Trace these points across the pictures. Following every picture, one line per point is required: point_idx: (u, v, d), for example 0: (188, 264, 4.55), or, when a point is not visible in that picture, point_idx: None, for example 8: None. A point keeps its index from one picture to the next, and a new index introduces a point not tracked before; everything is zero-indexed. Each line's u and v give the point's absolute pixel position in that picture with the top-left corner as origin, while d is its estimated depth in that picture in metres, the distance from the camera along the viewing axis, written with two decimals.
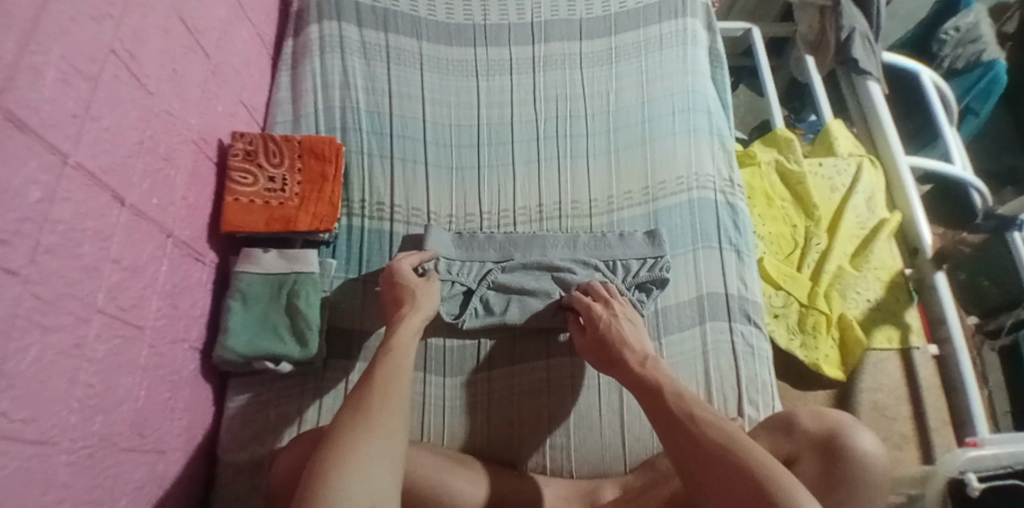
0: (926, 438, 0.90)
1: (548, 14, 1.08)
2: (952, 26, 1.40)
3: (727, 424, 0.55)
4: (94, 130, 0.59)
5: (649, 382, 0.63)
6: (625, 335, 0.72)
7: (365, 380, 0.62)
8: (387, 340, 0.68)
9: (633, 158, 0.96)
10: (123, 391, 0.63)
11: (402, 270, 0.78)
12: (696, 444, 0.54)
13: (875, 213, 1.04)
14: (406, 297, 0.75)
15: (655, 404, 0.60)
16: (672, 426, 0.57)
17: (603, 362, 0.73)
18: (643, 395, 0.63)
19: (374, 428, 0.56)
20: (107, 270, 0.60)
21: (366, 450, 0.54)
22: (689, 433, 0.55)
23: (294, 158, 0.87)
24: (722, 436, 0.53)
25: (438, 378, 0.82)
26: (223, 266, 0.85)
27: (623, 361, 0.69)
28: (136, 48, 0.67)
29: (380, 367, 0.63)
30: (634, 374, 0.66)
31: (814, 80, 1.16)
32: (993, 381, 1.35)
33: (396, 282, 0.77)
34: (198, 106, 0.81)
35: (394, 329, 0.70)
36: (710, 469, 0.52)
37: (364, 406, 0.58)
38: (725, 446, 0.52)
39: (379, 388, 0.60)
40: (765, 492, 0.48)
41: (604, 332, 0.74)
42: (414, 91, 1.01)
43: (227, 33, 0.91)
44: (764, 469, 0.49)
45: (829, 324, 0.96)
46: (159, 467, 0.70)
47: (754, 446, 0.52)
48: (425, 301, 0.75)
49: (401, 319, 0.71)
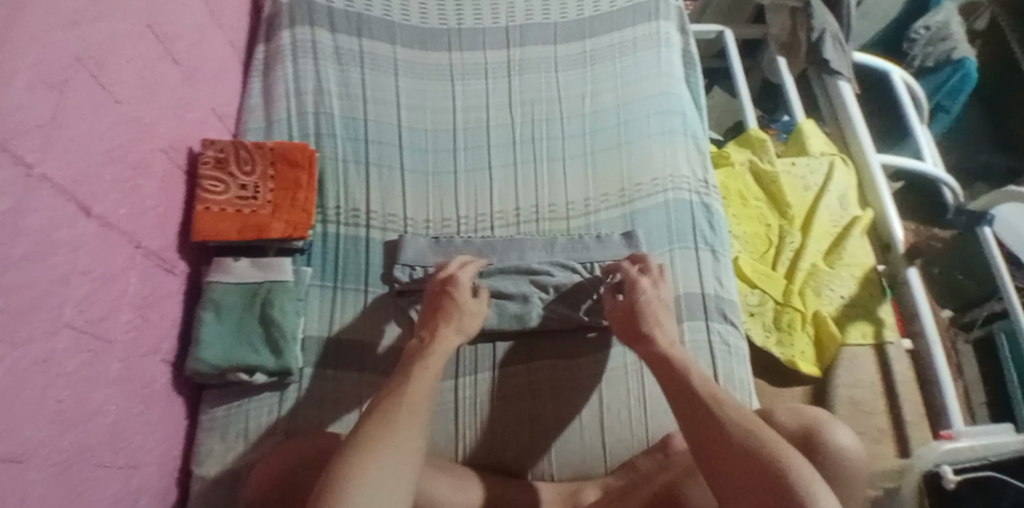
0: (903, 432, 0.91)
1: (523, 17, 1.08)
2: (923, 25, 1.43)
3: (756, 421, 0.54)
4: (61, 140, 0.57)
5: (681, 364, 0.63)
6: (657, 320, 0.71)
7: (395, 389, 0.59)
8: (422, 352, 0.66)
9: (610, 160, 0.96)
10: (94, 406, 0.62)
11: (459, 282, 0.77)
12: (723, 431, 0.52)
13: (848, 210, 1.06)
14: (454, 313, 0.72)
15: (685, 386, 0.59)
16: (698, 408, 0.56)
17: (629, 333, 0.71)
18: (674, 371, 0.62)
19: (399, 436, 0.53)
20: (75, 281, 0.59)
21: (388, 456, 0.51)
22: (714, 414, 0.54)
23: (266, 165, 0.85)
24: (751, 431, 0.52)
25: (455, 381, 0.82)
26: (195, 276, 0.84)
27: (652, 337, 0.68)
28: (104, 55, 0.66)
29: (413, 379, 0.61)
30: (666, 351, 0.65)
31: (786, 81, 1.18)
32: (970, 375, 1.38)
33: (445, 292, 0.75)
34: (168, 114, 0.79)
35: (430, 343, 0.67)
36: (733, 453, 0.50)
37: (391, 416, 0.55)
38: (754, 438, 0.51)
39: (406, 400, 0.57)
40: (789, 494, 0.46)
41: (641, 305, 0.72)
42: (389, 95, 1.01)
43: (197, 40, 0.89)
44: (794, 470, 0.47)
45: (804, 321, 0.97)
46: (133, 482, 0.68)
47: (787, 449, 0.50)
48: (465, 325, 0.72)
49: (439, 334, 0.69)
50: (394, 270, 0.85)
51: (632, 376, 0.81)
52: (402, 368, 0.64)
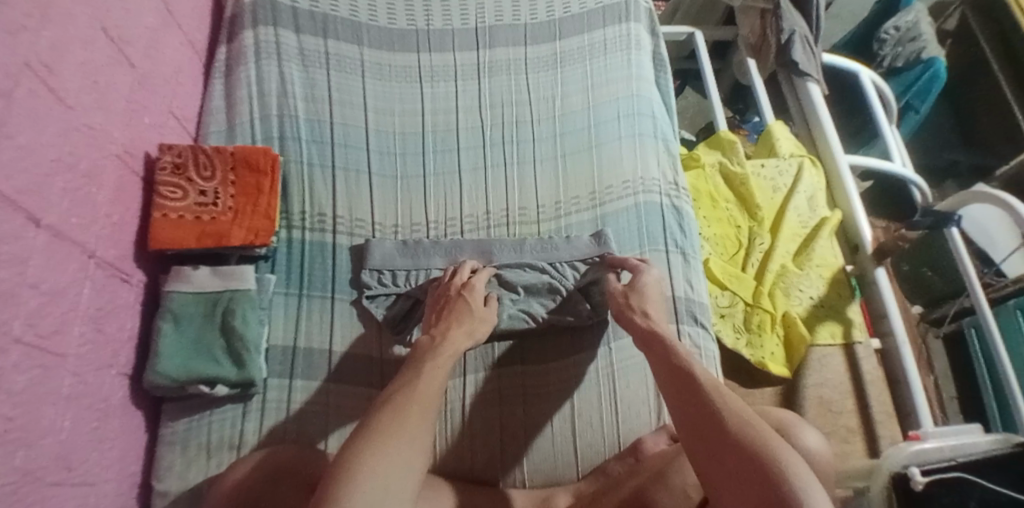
0: (872, 431, 0.93)
1: (493, 18, 1.07)
2: (892, 26, 1.46)
3: (756, 417, 0.53)
4: (9, 149, 0.55)
5: (684, 356, 0.62)
6: (656, 313, 0.73)
7: (405, 386, 0.59)
8: (434, 350, 0.65)
9: (580, 163, 0.96)
10: (46, 424, 0.59)
11: (474, 289, 0.76)
12: (719, 424, 0.52)
13: (816, 211, 1.07)
14: (465, 312, 0.72)
15: (687, 376, 0.59)
16: (698, 396, 0.56)
17: (629, 323, 0.72)
18: (676, 361, 0.62)
19: (408, 433, 0.52)
20: (23, 295, 0.56)
21: (401, 450, 0.50)
22: (711, 406, 0.54)
23: (227, 170, 0.83)
24: (747, 424, 0.51)
25: (462, 381, 0.81)
26: (153, 285, 0.82)
27: (653, 328, 0.69)
28: (54, 60, 0.63)
29: (425, 375, 0.60)
30: (669, 341, 0.65)
31: (756, 83, 1.18)
32: (940, 369, 1.41)
33: (460, 295, 0.75)
34: (123, 119, 0.77)
35: (440, 341, 0.66)
36: (725, 445, 0.50)
37: (403, 410, 0.55)
38: (749, 432, 0.50)
39: (417, 396, 0.57)
40: (778, 491, 0.44)
41: (637, 301, 0.74)
42: (356, 98, 0.99)
43: (153, 42, 0.87)
44: (787, 465, 0.46)
45: (774, 322, 0.98)
46: (90, 500, 0.65)
47: (783, 445, 0.49)
48: (476, 329, 0.71)
49: (449, 333, 0.68)
50: (362, 275, 0.84)
51: (603, 381, 0.81)
52: (412, 364, 0.63)
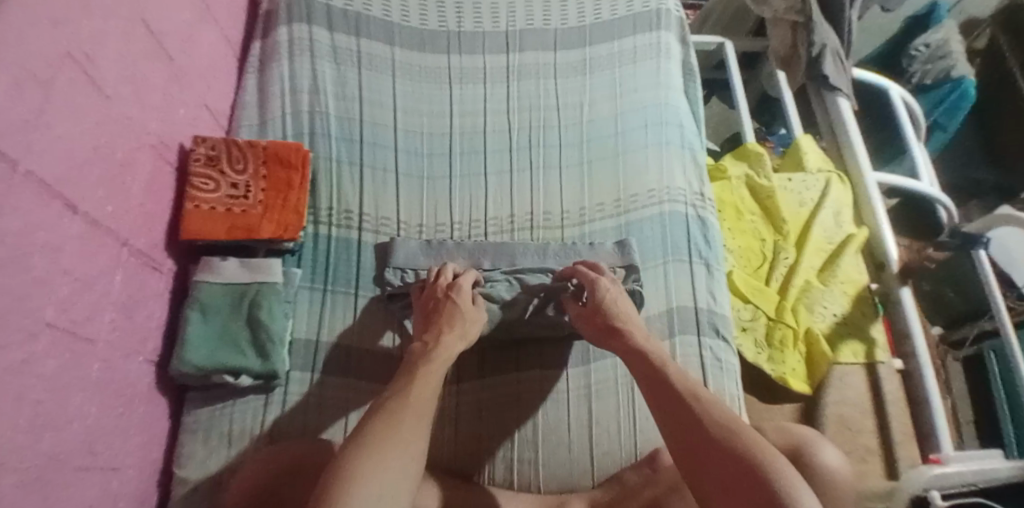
0: (891, 452, 0.91)
1: (524, 23, 1.07)
2: (922, 42, 1.45)
3: (739, 423, 0.54)
4: (48, 137, 0.56)
5: (662, 364, 0.62)
6: (629, 320, 0.71)
7: (398, 392, 0.59)
8: (425, 357, 0.65)
9: (605, 170, 0.96)
10: (74, 409, 0.60)
11: (462, 288, 0.76)
12: (704, 434, 0.53)
13: (842, 227, 1.05)
14: (455, 316, 0.72)
15: (665, 385, 0.60)
16: (676, 402, 0.57)
17: (601, 332, 0.72)
18: (656, 372, 0.62)
19: (401, 444, 0.52)
20: (57, 281, 0.57)
21: (394, 455, 0.51)
22: (695, 415, 0.55)
23: (258, 164, 0.85)
24: (730, 430, 0.53)
25: (476, 383, 0.82)
26: (182, 275, 0.83)
27: (625, 334, 0.69)
28: (94, 50, 0.64)
29: (416, 382, 0.61)
30: (639, 348, 0.66)
31: (785, 96, 1.17)
32: (957, 391, 1.39)
33: (447, 297, 0.75)
34: (159, 111, 0.78)
35: (431, 347, 0.66)
36: (713, 449, 0.52)
37: (395, 419, 0.54)
38: (732, 440, 0.52)
39: (411, 401, 0.57)
40: (769, 492, 0.47)
41: (605, 306, 0.73)
42: (385, 98, 1.00)
43: (190, 36, 0.88)
44: (776, 474, 0.48)
45: (797, 338, 0.97)
46: (112, 486, 0.66)
47: (772, 449, 0.52)
48: (468, 331, 0.71)
49: (439, 338, 0.68)
50: (385, 273, 0.84)
51: (622, 389, 0.81)
52: (404, 372, 0.63)
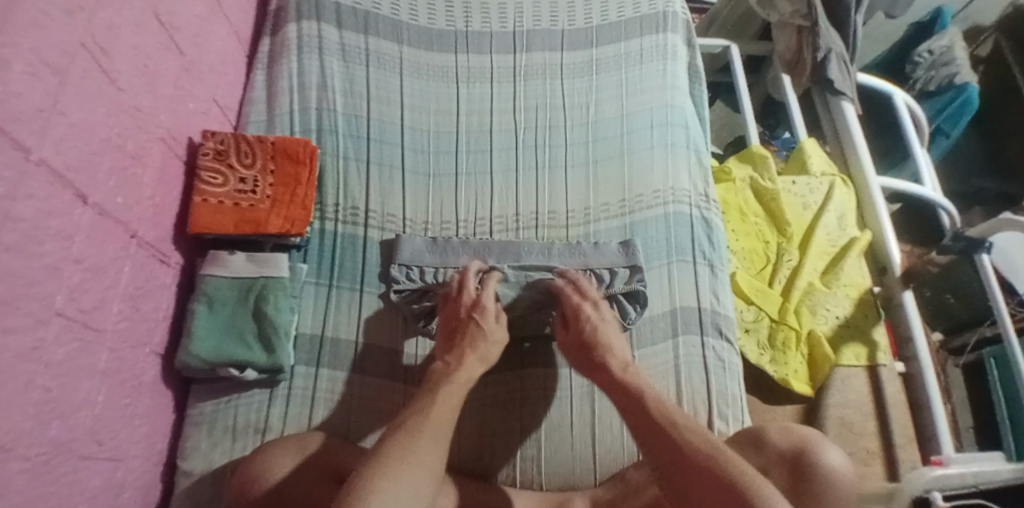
0: (892, 454, 0.91)
1: (531, 23, 1.08)
2: (926, 49, 1.44)
3: (716, 445, 0.55)
4: (61, 126, 0.57)
5: (637, 392, 0.63)
6: (612, 344, 0.71)
7: (419, 410, 0.59)
8: (448, 381, 0.64)
9: (610, 170, 0.96)
10: (82, 396, 0.60)
11: (485, 308, 0.74)
12: (686, 463, 0.53)
13: (846, 230, 1.06)
14: (478, 338, 0.71)
15: (645, 416, 0.60)
16: (653, 435, 0.57)
17: (584, 363, 0.71)
18: (634, 404, 0.62)
19: (417, 462, 0.53)
20: (68, 270, 0.58)
21: (411, 474, 0.51)
22: (671, 442, 0.56)
23: (267, 159, 0.85)
24: (714, 460, 0.53)
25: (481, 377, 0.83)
26: (190, 268, 0.84)
27: (604, 366, 0.68)
28: (108, 42, 0.65)
29: (438, 403, 0.60)
30: (617, 381, 0.66)
31: (790, 101, 1.18)
32: (957, 397, 1.38)
33: (471, 318, 0.73)
34: (170, 104, 0.79)
35: (455, 369, 0.66)
36: (697, 479, 0.52)
37: (413, 439, 0.55)
38: (715, 465, 0.52)
39: (432, 420, 0.58)
40: None
41: (589, 335, 0.72)
42: (393, 95, 1.01)
43: (201, 30, 0.89)
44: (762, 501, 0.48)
45: (799, 340, 0.97)
46: (117, 476, 0.66)
47: (758, 474, 0.51)
48: (489, 353, 0.70)
49: (459, 360, 0.68)
50: (391, 269, 0.85)
51: None
52: (427, 390, 0.63)
